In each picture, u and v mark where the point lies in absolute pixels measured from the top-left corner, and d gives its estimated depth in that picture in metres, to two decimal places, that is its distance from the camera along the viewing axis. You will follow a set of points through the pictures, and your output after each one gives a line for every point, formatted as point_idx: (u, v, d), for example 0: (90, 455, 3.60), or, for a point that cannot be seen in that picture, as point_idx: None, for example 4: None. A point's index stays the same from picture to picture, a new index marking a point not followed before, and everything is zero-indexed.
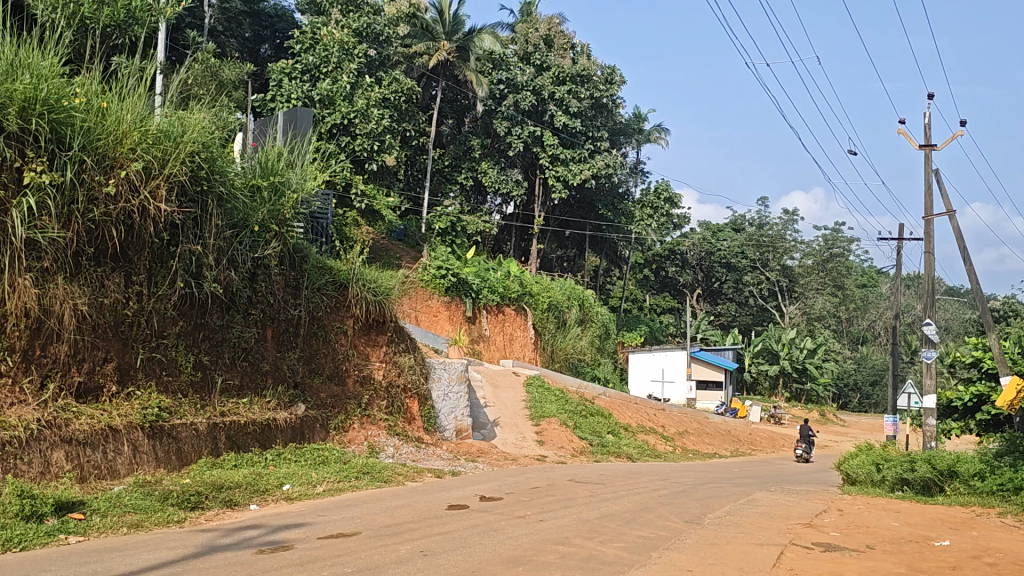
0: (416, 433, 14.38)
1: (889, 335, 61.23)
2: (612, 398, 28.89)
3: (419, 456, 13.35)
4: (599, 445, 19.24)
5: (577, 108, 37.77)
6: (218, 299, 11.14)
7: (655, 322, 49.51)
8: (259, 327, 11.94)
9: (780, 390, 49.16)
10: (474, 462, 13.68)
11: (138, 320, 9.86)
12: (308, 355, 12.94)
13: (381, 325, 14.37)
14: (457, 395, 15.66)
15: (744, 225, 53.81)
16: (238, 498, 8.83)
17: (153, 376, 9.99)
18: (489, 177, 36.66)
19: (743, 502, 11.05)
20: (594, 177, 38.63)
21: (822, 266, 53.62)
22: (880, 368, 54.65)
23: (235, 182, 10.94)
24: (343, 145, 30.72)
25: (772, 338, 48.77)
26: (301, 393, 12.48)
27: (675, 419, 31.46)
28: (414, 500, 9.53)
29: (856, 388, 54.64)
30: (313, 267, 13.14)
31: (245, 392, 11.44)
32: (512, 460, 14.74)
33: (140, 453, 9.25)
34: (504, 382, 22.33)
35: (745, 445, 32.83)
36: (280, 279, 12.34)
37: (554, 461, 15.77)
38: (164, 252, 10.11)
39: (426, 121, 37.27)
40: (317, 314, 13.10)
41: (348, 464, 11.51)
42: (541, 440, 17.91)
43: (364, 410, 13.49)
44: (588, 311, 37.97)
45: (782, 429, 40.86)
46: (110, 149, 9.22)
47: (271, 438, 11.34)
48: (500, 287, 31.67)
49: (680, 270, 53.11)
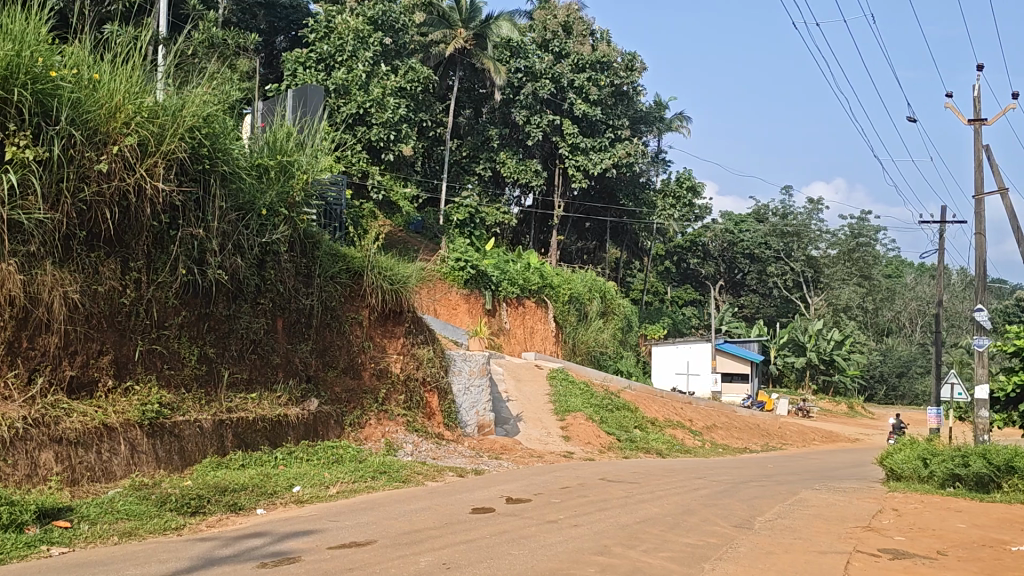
0: (436, 429, 13.63)
1: (917, 326, 59.93)
2: (637, 391, 28.04)
3: (440, 453, 12.58)
4: (627, 441, 18.41)
5: (597, 96, 36.81)
6: (225, 288, 10.41)
7: (678, 313, 48.55)
8: (269, 318, 11.22)
9: (807, 382, 48.01)
10: (498, 460, 12.90)
11: (137, 310, 9.14)
12: (321, 347, 12.22)
13: (399, 315, 13.60)
14: (478, 388, 14.82)
15: (767, 215, 52.71)
16: (243, 502, 8.06)
17: (153, 370, 9.27)
18: (508, 167, 35.84)
19: (792, 504, 10.19)
20: (616, 166, 37.58)
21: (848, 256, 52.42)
22: (908, 360, 53.44)
23: (240, 161, 10.18)
24: (359, 135, 29.97)
25: (799, 330, 47.67)
26: (313, 388, 11.75)
27: (702, 413, 30.54)
28: (435, 502, 8.75)
29: (883, 380, 53.37)
30: (326, 254, 12.38)
31: (254, 386, 10.71)
32: (539, 457, 13.94)
33: (138, 453, 8.53)
34: (527, 375, 21.51)
35: (774, 439, 31.89)
36: (290, 266, 11.60)
37: (582, 458, 14.96)
38: (163, 237, 9.36)
39: (443, 111, 36.45)
40: (331, 303, 12.36)
41: (364, 463, 10.74)
42: (567, 436, 17.09)
43: (380, 406, 12.75)
44: (611, 304, 37.08)
45: (811, 422, 39.83)
46: (103, 123, 8.51)
47: (282, 435, 10.58)
48: (520, 278, 30.84)
49: (703, 262, 52.17)
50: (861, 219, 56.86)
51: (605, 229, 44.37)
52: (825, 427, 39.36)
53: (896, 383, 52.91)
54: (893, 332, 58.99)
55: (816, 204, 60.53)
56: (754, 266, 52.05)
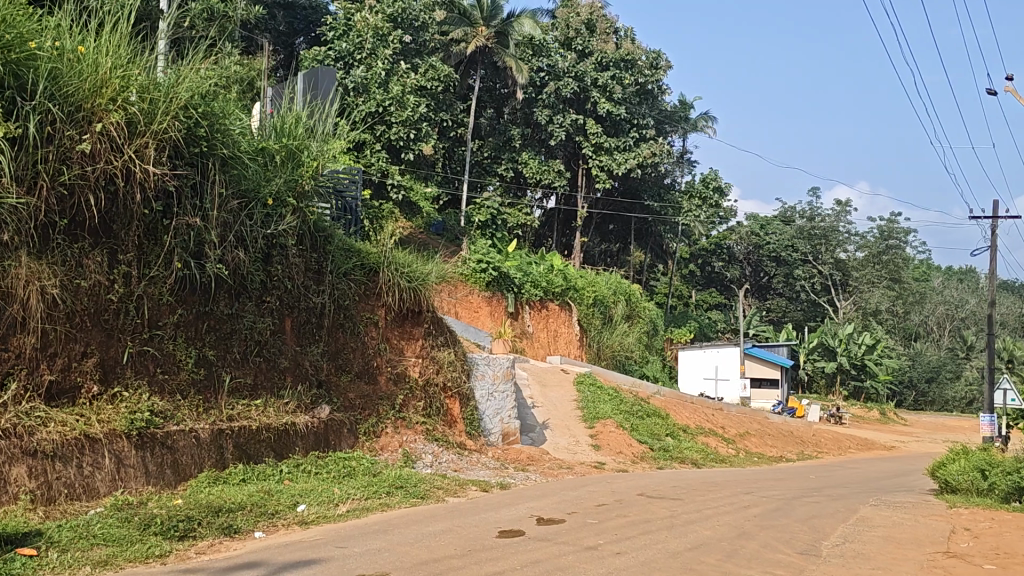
0: (458, 438, 12.67)
1: (945, 331, 58.44)
2: (667, 396, 26.96)
3: (461, 465, 11.61)
4: (660, 450, 17.35)
5: (621, 95, 35.72)
6: (226, 285, 9.50)
7: (704, 317, 47.33)
8: (276, 318, 10.30)
9: (837, 388, 46.63)
10: (525, 471, 11.90)
11: (126, 308, 8.24)
12: (333, 350, 11.31)
13: (417, 315, 12.65)
14: (503, 394, 13.87)
15: (794, 217, 51.34)
16: (240, 524, 7.10)
17: (144, 374, 8.38)
18: (530, 168, 34.92)
19: (854, 525, 9.12)
20: (640, 166, 36.48)
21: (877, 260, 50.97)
22: (938, 365, 51.93)
23: (243, 145, 9.26)
24: (378, 134, 29.11)
25: (828, 334, 46.28)
26: (325, 394, 10.83)
27: (734, 420, 29.38)
28: (456, 523, 7.76)
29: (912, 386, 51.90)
30: (338, 249, 11.45)
31: (259, 392, 9.81)
32: (568, 468, 12.93)
33: (125, 467, 7.65)
34: (552, 380, 20.47)
35: (808, 447, 30.65)
36: (301, 260, 10.68)
37: (614, 469, 13.94)
38: (156, 227, 8.45)
39: (464, 110, 35.50)
40: (344, 302, 11.43)
41: (379, 477, 9.77)
42: (597, 445, 16.06)
43: (397, 413, 11.82)
44: (636, 307, 36.07)
45: (843, 429, 38.51)
46: (86, 100, 7.63)
47: (289, 446, 9.66)
48: (543, 281, 29.86)
49: (728, 265, 50.86)
50: (891, 221, 55.47)
51: (629, 231, 43.25)
52: (858, 434, 38.02)
53: (925, 389, 51.29)
54: (923, 337, 57.46)
55: (844, 206, 59.17)
56: (781, 269, 50.71)
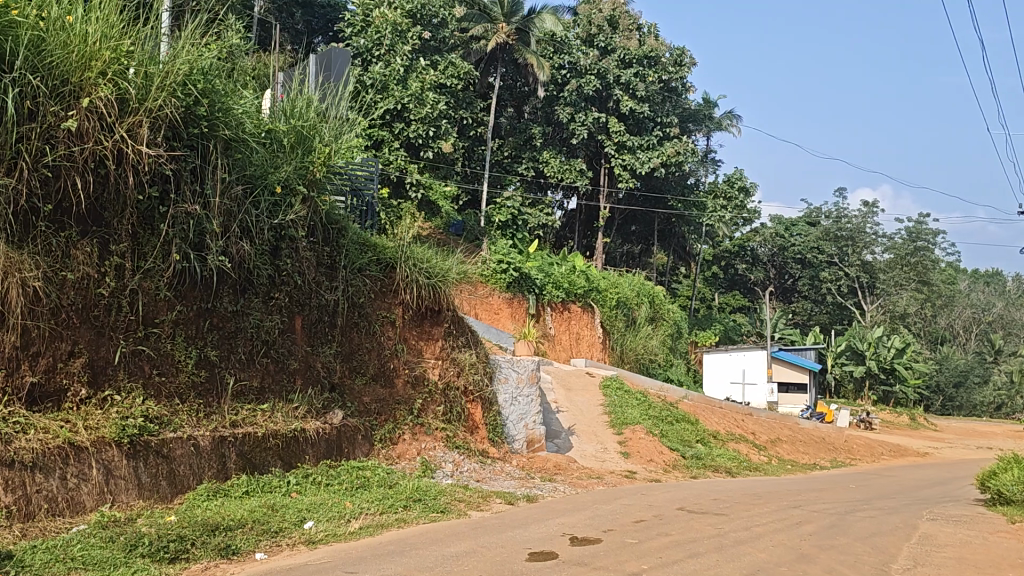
0: (480, 445, 11.88)
1: (971, 335, 56.96)
2: (695, 400, 26.03)
3: (484, 475, 10.80)
4: (692, 458, 16.45)
5: (645, 92, 34.92)
6: (231, 280, 8.77)
7: (728, 320, 46.23)
8: (286, 316, 9.57)
9: (865, 393, 45.34)
10: (553, 482, 11.06)
11: (118, 304, 7.52)
12: (347, 350, 10.57)
13: (437, 313, 11.88)
14: (527, 399, 13.07)
15: (820, 218, 50.01)
16: (239, 544, 6.30)
17: (139, 376, 7.65)
18: (551, 167, 34.05)
19: (918, 545, 8.25)
20: (664, 165, 35.48)
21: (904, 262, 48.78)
22: (967, 369, 50.42)
23: (249, 127, 8.54)
24: (396, 132, 28.47)
25: (857, 337, 45.01)
26: (338, 398, 10.09)
27: (764, 425, 28.41)
28: (481, 543, 6.95)
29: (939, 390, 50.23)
30: (352, 243, 10.72)
31: (266, 396, 9.08)
32: (598, 478, 12.10)
33: (115, 478, 6.92)
34: (577, 384, 19.60)
35: (840, 453, 29.55)
36: (312, 255, 9.95)
37: (646, 479, 13.08)
38: (152, 214, 7.73)
39: (484, 109, 34.70)
40: (358, 299, 10.69)
41: (395, 488, 8.97)
42: (626, 452, 15.20)
43: (416, 418, 11.06)
44: (659, 309, 35.16)
45: (874, 435, 37.31)
46: (72, 73, 6.94)
47: (299, 455, 8.91)
48: (565, 282, 29.01)
49: (751, 267, 50.37)
50: (919, 222, 54.14)
51: (652, 232, 42.25)
52: (889, 440, 36.80)
53: (953, 394, 49.36)
54: (951, 341, 55.97)
55: (871, 208, 57.77)
56: (807, 271, 49.47)
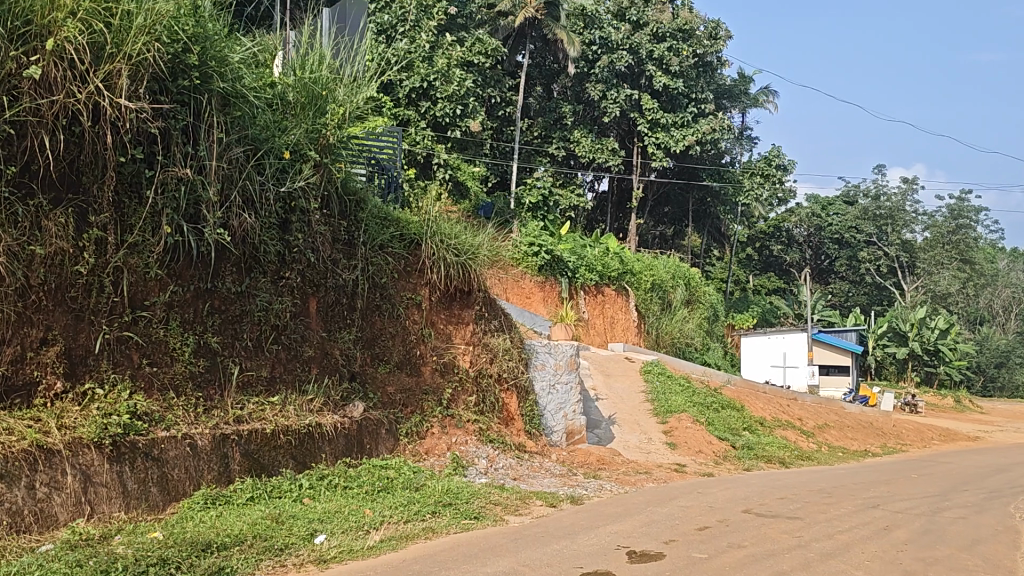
0: (516, 437, 10.81)
1: (1012, 315, 54.92)
2: (738, 385, 24.79)
3: (522, 472, 9.71)
4: (743, 447, 15.22)
5: (679, 66, 33.20)
6: (233, 257, 7.74)
7: (766, 302, 44.65)
8: (299, 297, 8.54)
9: (908, 375, 43.54)
10: (597, 478, 9.91)
11: (99, 283, 6.54)
12: (368, 336, 9.55)
13: (467, 295, 10.81)
14: (566, 387, 11.96)
15: (858, 196, 48.09)
16: (235, 565, 5.25)
17: (126, 367, 6.68)
18: (582, 146, 32.83)
19: None
20: (699, 143, 34.01)
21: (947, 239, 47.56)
22: (1008, 350, 48.53)
23: (249, 81, 7.49)
24: (423, 111, 26.93)
25: (899, 318, 43.25)
26: (359, 389, 9.10)
27: (810, 410, 27.07)
28: (523, 560, 5.87)
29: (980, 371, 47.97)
30: (372, 217, 9.67)
31: (276, 386, 8.08)
32: (647, 474, 10.94)
33: (94, 486, 5.96)
34: (616, 370, 18.47)
35: (890, 439, 28.12)
36: (328, 231, 8.93)
37: (698, 473, 11.90)
38: (137, 180, 6.73)
39: (513, 89, 33.45)
40: (379, 279, 9.65)
41: (423, 489, 7.89)
42: (672, 443, 14.04)
43: (445, 410, 10.02)
44: (695, 291, 33.83)
45: (921, 418, 35.76)
46: (35, 11, 5.95)
47: (314, 453, 7.90)
48: (598, 264, 27.79)
49: (787, 249, 48.04)
50: (960, 199, 52.19)
51: (686, 213, 40.81)
52: (937, 424, 35.22)
53: (996, 374, 47.49)
54: (993, 321, 53.95)
55: (910, 184, 55.73)
56: (843, 252, 47.47)
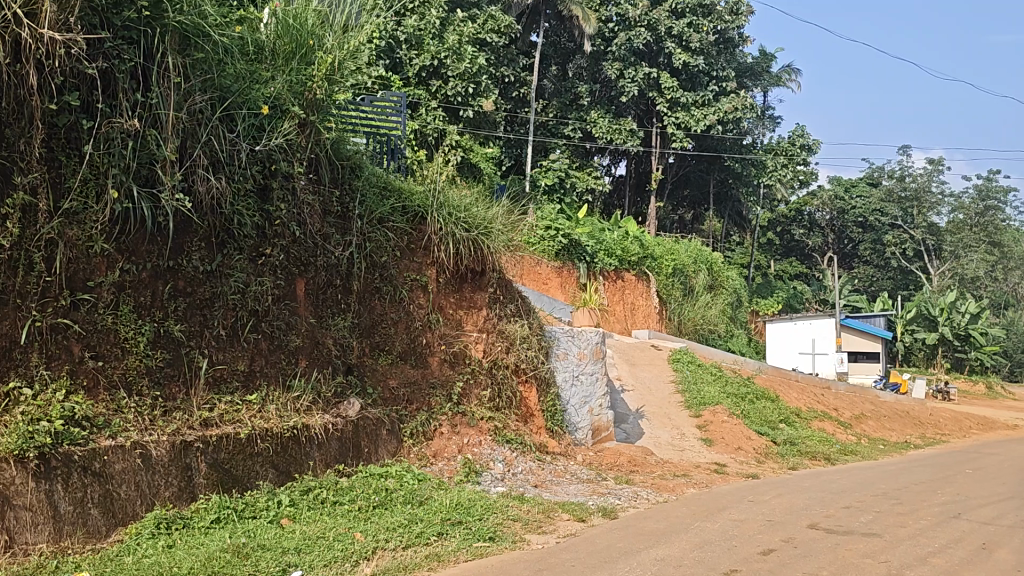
0: (536, 436, 9.59)
1: None
2: (769, 373, 23.46)
3: (543, 477, 8.47)
4: (784, 443, 13.86)
5: (699, 43, 31.49)
6: (200, 230, 6.53)
7: (789, 287, 42.99)
8: (284, 278, 7.31)
9: (938, 361, 41.78)
10: (631, 484, 8.64)
11: (27, 259, 5.42)
12: (366, 323, 8.32)
13: (479, 276, 9.57)
14: (591, 378, 10.72)
15: (881, 178, 46.32)
16: None
17: (64, 361, 5.56)
18: (600, 128, 31.12)
19: None
20: (721, 123, 32.56)
21: (975, 221, 45.97)
22: None
23: (214, 17, 6.31)
24: (434, 90, 25.29)
25: (928, 301, 41.51)
26: (356, 383, 7.91)
27: (844, 399, 25.64)
28: None
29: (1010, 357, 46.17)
30: (369, 186, 8.46)
31: (256, 382, 6.89)
32: (685, 476, 9.65)
33: (14, 510, 4.83)
34: (642, 359, 17.18)
35: (927, 429, 26.67)
36: (316, 201, 7.71)
37: (740, 474, 10.60)
38: (76, 133, 5.62)
39: (527, 69, 32.01)
40: (378, 257, 8.43)
41: (429, 502, 6.65)
42: (708, 440, 12.73)
43: (456, 406, 8.82)
44: (717, 276, 32.40)
45: (953, 406, 34.21)
46: None
47: (299, 459, 6.72)
48: (618, 248, 26.41)
49: (809, 232, 45.75)
50: (987, 180, 50.40)
51: (706, 196, 39.16)
52: (971, 411, 33.67)
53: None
54: (1021, 305, 52.17)
55: (936, 164, 53.78)
56: (867, 235, 45.48)
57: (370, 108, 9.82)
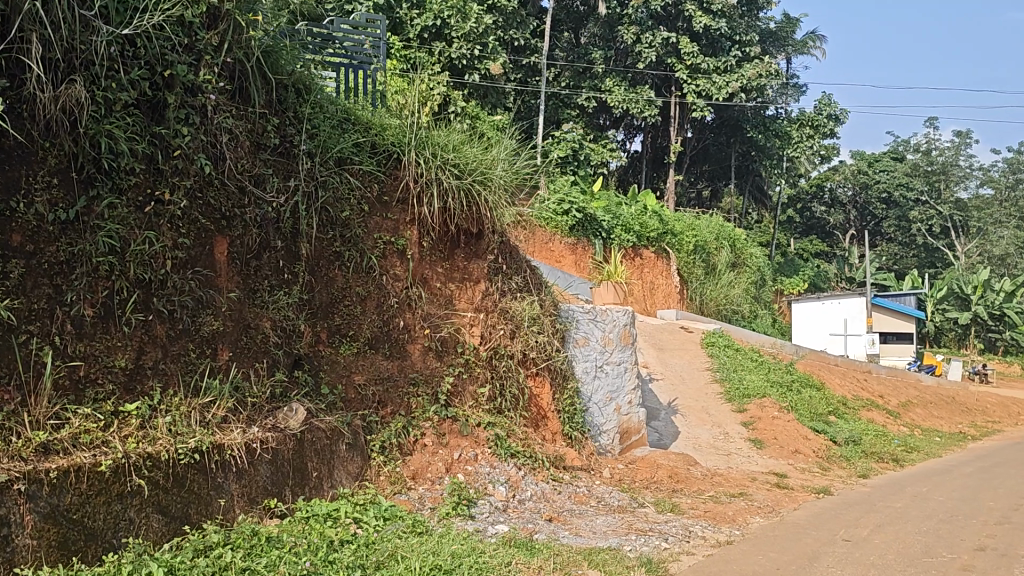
0: (549, 446, 7.43)
1: None
2: (808, 358, 21.22)
3: (558, 506, 6.31)
4: (846, 443, 11.64)
5: (721, 5, 28.85)
6: (48, 159, 4.42)
7: (813, 265, 40.31)
8: (192, 233, 5.13)
9: (972, 342, 39.10)
10: (678, 512, 6.48)
11: None
12: (321, 301, 6.13)
13: (476, 240, 7.39)
14: (618, 370, 8.50)
15: (907, 152, 43.62)
16: None
17: None
18: (615, 96, 28.60)
19: None
20: (744, 91, 29.87)
21: None
22: None
23: None
24: (437, 53, 22.53)
25: (960, 279, 38.80)
26: (305, 382, 5.75)
27: (887, 385, 23.31)
28: None
29: None
30: (323, 115, 6.29)
31: (145, 383, 4.75)
32: (742, 496, 7.47)
33: None
34: (670, 343, 14.94)
35: (975, 416, 24.28)
36: (240, 128, 5.51)
37: (808, 487, 8.42)
38: None
39: (537, 34, 29.32)
40: (336, 212, 6.23)
41: (391, 564, 4.43)
42: (757, 442, 10.52)
43: (442, 411, 6.66)
44: (741, 252, 29.90)
45: (993, 389, 31.70)
46: None
47: (201, 495, 4.56)
48: (636, 223, 24.06)
49: (830, 209, 43.17)
50: (1018, 154, 47.54)
51: (727, 169, 36.51)
52: (1013, 395, 31.18)
53: None
54: None
55: (964, 138, 50.85)
56: (893, 211, 42.21)
57: (335, 29, 7.54)
